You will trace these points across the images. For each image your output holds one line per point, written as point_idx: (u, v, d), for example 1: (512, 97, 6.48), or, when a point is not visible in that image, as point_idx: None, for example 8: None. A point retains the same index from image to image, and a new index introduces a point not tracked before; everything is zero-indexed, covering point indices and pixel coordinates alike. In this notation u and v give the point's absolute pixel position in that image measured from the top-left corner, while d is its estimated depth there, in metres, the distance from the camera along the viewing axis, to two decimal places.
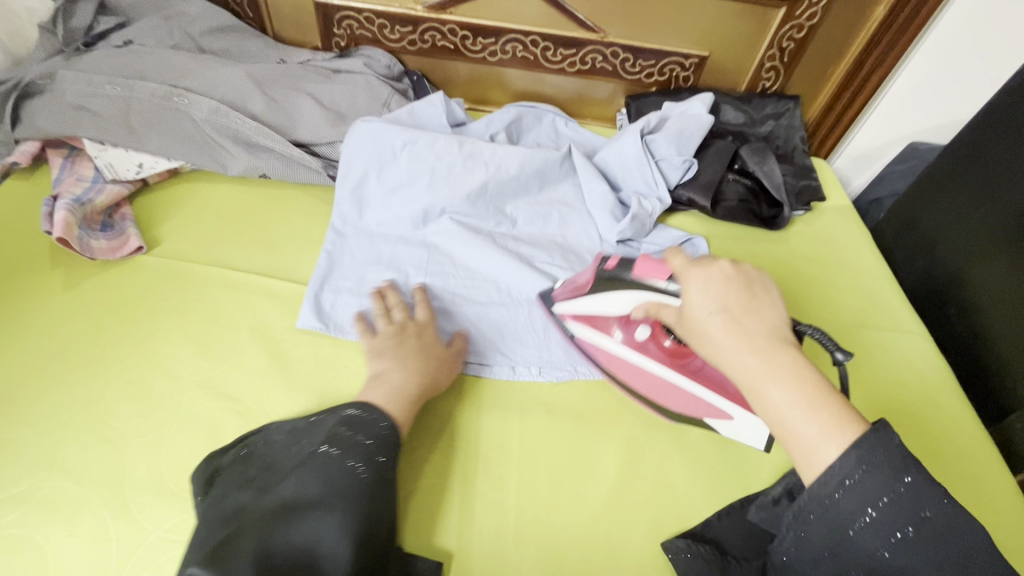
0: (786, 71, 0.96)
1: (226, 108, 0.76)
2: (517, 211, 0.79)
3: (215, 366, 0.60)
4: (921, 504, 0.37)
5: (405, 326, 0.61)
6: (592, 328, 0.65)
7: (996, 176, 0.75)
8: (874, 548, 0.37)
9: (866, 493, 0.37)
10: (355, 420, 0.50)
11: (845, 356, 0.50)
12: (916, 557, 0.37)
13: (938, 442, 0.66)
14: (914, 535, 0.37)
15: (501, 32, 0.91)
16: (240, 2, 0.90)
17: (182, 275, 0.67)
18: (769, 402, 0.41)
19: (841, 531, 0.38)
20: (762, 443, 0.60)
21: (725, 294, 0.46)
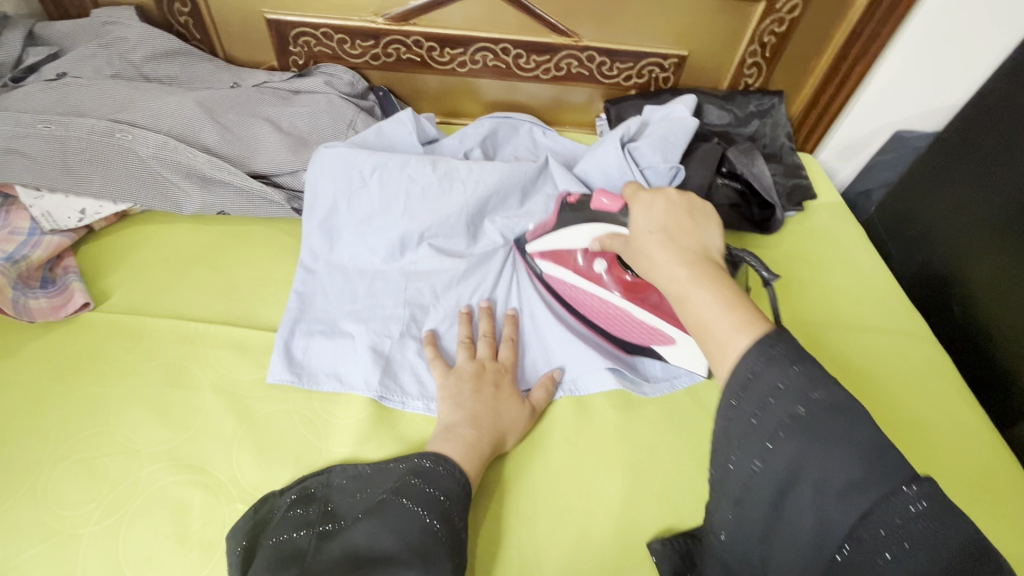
0: (768, 66, 0.92)
1: (175, 142, 0.70)
2: (498, 230, 0.74)
3: (176, 434, 0.54)
4: (806, 390, 0.36)
5: (487, 367, 0.59)
6: (557, 264, 0.66)
7: (993, 169, 0.72)
8: (767, 431, 0.36)
9: (763, 380, 0.37)
10: (431, 471, 0.48)
11: (772, 276, 0.49)
12: (813, 440, 0.35)
13: (955, 456, 0.62)
14: (806, 414, 0.35)
15: (470, 41, 0.86)
16: (185, 23, 0.83)
17: (135, 331, 0.61)
18: (693, 304, 0.42)
19: (740, 425, 0.37)
20: (704, 369, 0.60)
21: (667, 217, 0.48)
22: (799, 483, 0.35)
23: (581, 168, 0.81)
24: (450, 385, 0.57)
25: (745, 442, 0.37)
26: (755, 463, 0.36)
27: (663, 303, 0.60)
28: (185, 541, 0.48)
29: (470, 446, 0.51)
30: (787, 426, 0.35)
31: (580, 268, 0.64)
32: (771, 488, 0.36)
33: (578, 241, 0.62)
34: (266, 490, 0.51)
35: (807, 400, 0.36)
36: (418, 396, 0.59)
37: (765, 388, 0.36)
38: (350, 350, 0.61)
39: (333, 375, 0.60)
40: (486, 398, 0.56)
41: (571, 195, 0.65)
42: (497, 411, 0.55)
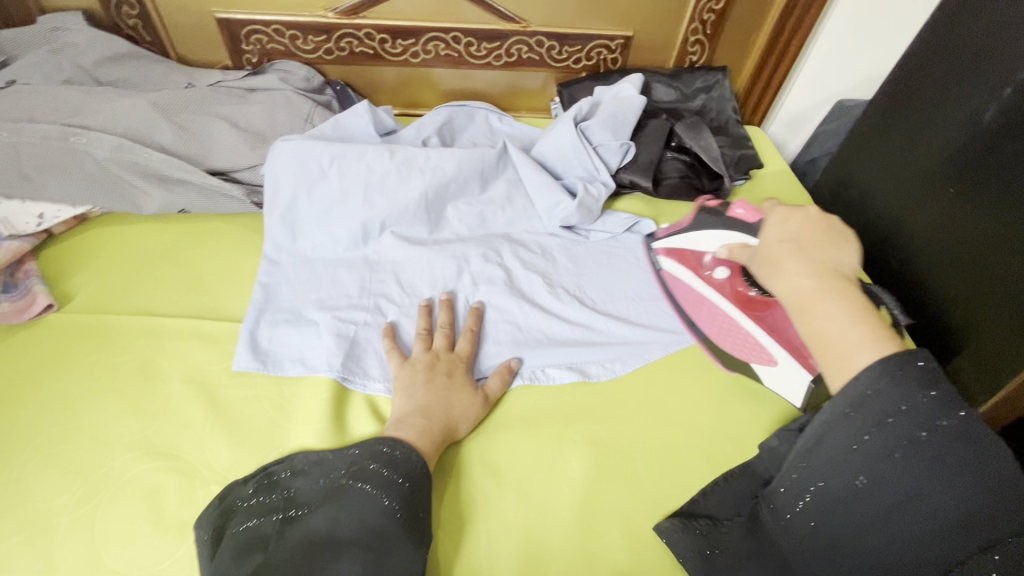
0: (711, 44, 0.96)
1: (130, 143, 0.71)
2: (461, 215, 0.77)
3: (147, 426, 0.55)
4: (931, 418, 0.40)
5: (441, 358, 0.60)
6: (681, 266, 0.72)
7: (918, 127, 0.76)
8: (886, 448, 0.41)
9: (890, 397, 0.41)
10: (390, 458, 0.50)
11: (904, 318, 0.57)
12: (930, 459, 0.39)
13: None
14: (928, 438, 0.40)
15: (420, 31, 0.87)
16: (134, 26, 0.83)
17: (102, 329, 0.62)
18: (819, 313, 0.47)
19: (850, 440, 0.42)
20: (798, 402, 0.61)
21: (802, 232, 0.55)
22: (911, 501, 0.40)
23: (536, 151, 0.82)
24: (403, 376, 0.59)
25: (854, 458, 0.42)
26: (862, 477, 0.41)
27: (781, 326, 0.64)
28: (160, 524, 0.49)
29: (421, 427, 0.54)
30: (905, 446, 0.40)
31: (704, 273, 0.70)
32: (878, 503, 0.41)
33: (704, 245, 0.73)
34: (238, 472, 0.53)
35: (931, 426, 0.40)
36: (380, 378, 0.61)
37: (884, 408, 0.41)
38: (315, 337, 0.63)
39: (299, 361, 0.61)
40: (437, 391, 0.57)
41: (707, 202, 0.76)
42: (448, 402, 0.57)
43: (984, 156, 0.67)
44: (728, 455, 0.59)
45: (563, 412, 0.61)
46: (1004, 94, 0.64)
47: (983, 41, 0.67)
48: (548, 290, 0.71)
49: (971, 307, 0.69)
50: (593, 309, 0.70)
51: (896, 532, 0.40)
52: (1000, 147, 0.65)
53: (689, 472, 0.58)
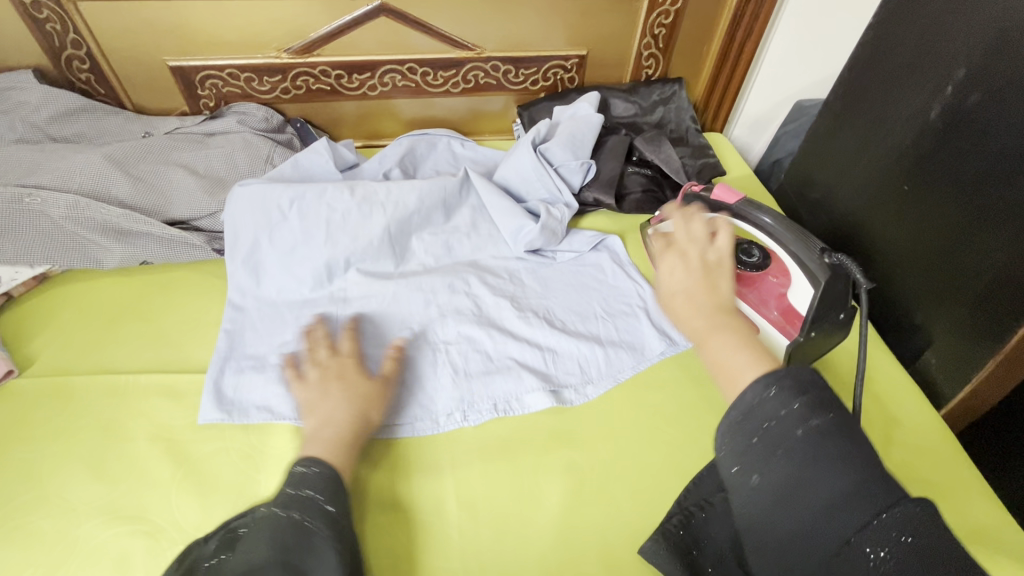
0: (665, 56, 0.98)
1: (86, 200, 0.71)
2: (426, 247, 0.77)
3: (111, 489, 0.54)
4: (805, 418, 0.36)
5: (331, 365, 0.59)
6: None
7: (870, 126, 0.77)
8: (767, 449, 0.37)
9: (769, 406, 0.37)
10: (304, 475, 0.49)
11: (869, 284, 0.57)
12: (810, 458, 0.35)
13: (881, 401, 0.65)
14: (805, 437, 0.36)
15: (376, 64, 0.88)
16: (87, 80, 0.83)
17: (64, 392, 0.61)
18: (711, 348, 0.47)
19: (740, 444, 0.38)
20: None
21: (688, 272, 0.55)
22: (791, 496, 0.35)
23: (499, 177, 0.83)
24: (302, 398, 0.57)
25: (745, 457, 0.37)
26: (754, 479, 0.37)
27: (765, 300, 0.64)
28: None
29: (335, 444, 0.53)
30: (784, 445, 0.36)
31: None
32: (765, 506, 0.36)
33: None
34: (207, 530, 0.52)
35: (809, 423, 0.36)
36: None
37: (770, 412, 0.37)
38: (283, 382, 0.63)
39: (266, 409, 0.60)
40: (328, 396, 0.56)
41: (695, 184, 0.72)
42: (355, 408, 0.55)
43: (933, 153, 0.67)
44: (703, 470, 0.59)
45: (537, 440, 0.61)
46: (946, 92, 0.65)
47: (922, 41, 0.68)
48: (518, 315, 0.70)
49: (933, 304, 0.68)
50: (563, 331, 0.69)
51: (780, 532, 0.36)
52: (947, 143, 0.66)
53: (665, 490, 0.58)
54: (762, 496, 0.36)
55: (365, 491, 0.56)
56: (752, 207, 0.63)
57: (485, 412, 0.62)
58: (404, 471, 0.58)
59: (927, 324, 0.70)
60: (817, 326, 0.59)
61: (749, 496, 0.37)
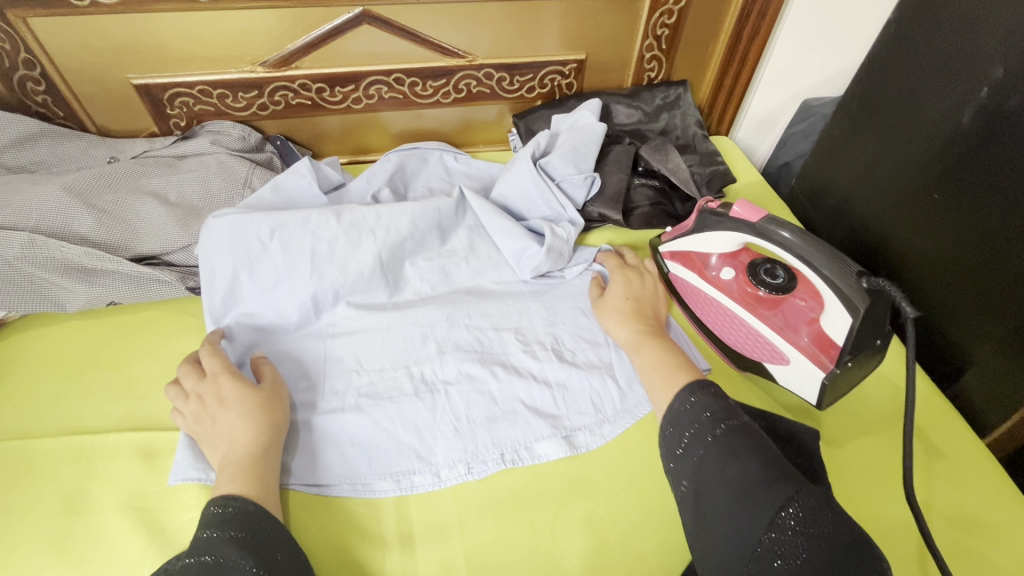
0: (668, 58, 0.92)
1: (43, 238, 0.64)
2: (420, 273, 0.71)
3: (76, 572, 0.48)
4: (717, 422, 0.45)
5: (203, 393, 0.54)
6: (687, 268, 0.68)
7: (893, 128, 0.72)
8: (693, 448, 0.45)
9: (693, 411, 0.47)
10: (222, 518, 0.44)
11: (886, 339, 0.55)
12: (726, 452, 0.43)
13: (925, 433, 0.60)
14: (721, 434, 0.44)
15: (360, 76, 0.81)
16: (44, 102, 0.76)
17: (23, 458, 0.54)
18: (647, 349, 0.58)
19: (671, 451, 0.46)
20: (814, 399, 0.58)
21: (636, 291, 0.67)
22: (713, 487, 0.42)
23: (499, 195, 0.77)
24: (197, 430, 0.53)
25: (677, 461, 0.45)
26: (684, 483, 0.44)
27: (793, 326, 0.59)
28: None
29: (244, 466, 0.49)
30: (708, 443, 0.44)
31: (710, 274, 0.66)
32: (698, 504, 0.43)
33: (710, 245, 0.66)
34: None
35: (726, 423, 0.45)
36: (343, 478, 0.55)
37: (690, 418, 0.46)
38: None
39: None
40: (208, 424, 0.52)
41: (710, 200, 0.67)
42: (253, 418, 0.52)
43: (967, 159, 0.62)
44: None
45: (554, 490, 0.55)
46: (981, 94, 0.60)
47: (951, 38, 0.63)
48: (523, 350, 0.65)
49: (971, 323, 0.64)
50: (572, 364, 0.63)
51: (706, 524, 0.41)
52: (984, 149, 0.61)
53: None
54: (691, 492, 0.43)
55: (365, 559, 0.51)
56: (781, 226, 0.57)
57: (492, 463, 0.56)
58: (406, 536, 0.52)
59: (966, 344, 0.65)
60: (854, 355, 0.54)
61: (684, 499, 0.44)
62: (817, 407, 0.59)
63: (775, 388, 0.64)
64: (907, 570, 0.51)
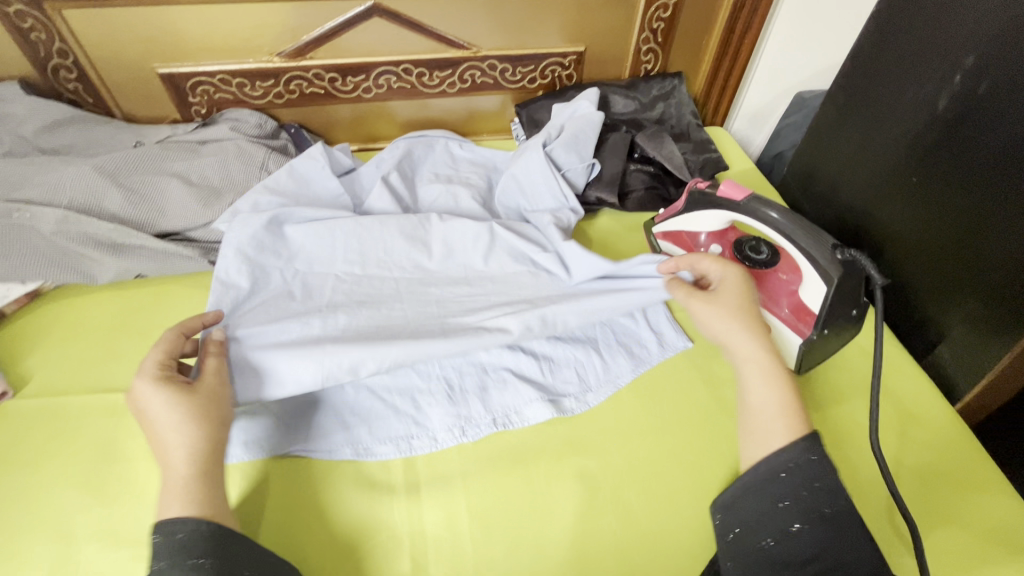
0: (664, 51, 0.96)
1: (76, 214, 0.69)
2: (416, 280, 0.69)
3: (112, 512, 0.53)
4: (829, 499, 0.45)
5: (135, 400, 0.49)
6: (679, 246, 0.73)
7: (876, 116, 0.75)
8: (793, 519, 0.45)
9: (806, 472, 0.46)
10: (172, 546, 0.43)
11: (858, 309, 0.59)
12: (826, 537, 0.44)
13: (903, 400, 0.64)
14: (831, 513, 0.44)
15: (370, 67, 0.86)
16: (74, 90, 0.82)
17: (62, 412, 0.59)
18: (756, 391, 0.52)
19: (765, 506, 0.47)
20: (793, 364, 0.62)
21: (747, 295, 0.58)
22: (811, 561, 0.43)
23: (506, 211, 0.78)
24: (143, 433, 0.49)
25: (768, 515, 0.46)
26: (768, 539, 0.45)
27: (774, 294, 0.63)
28: None
29: (177, 489, 0.46)
30: (811, 519, 0.44)
31: (699, 251, 0.70)
32: (779, 563, 0.44)
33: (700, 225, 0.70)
34: None
35: (835, 504, 0.45)
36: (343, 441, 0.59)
37: (801, 483, 0.46)
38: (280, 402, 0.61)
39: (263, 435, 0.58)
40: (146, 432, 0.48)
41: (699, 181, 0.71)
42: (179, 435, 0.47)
43: (941, 144, 0.66)
44: (716, 474, 0.58)
45: (551, 446, 0.60)
46: (955, 81, 0.64)
47: (925, 31, 0.67)
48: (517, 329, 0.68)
49: (945, 297, 0.67)
50: (557, 337, 0.68)
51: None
52: (958, 133, 0.64)
53: (676, 492, 0.57)
54: (773, 551, 0.45)
55: (373, 505, 0.55)
56: (770, 207, 0.61)
57: (484, 427, 0.60)
58: (412, 486, 0.57)
59: (941, 317, 0.69)
60: (828, 322, 0.58)
61: (764, 554, 0.45)
62: (796, 372, 0.63)
63: None
64: (877, 519, 0.55)
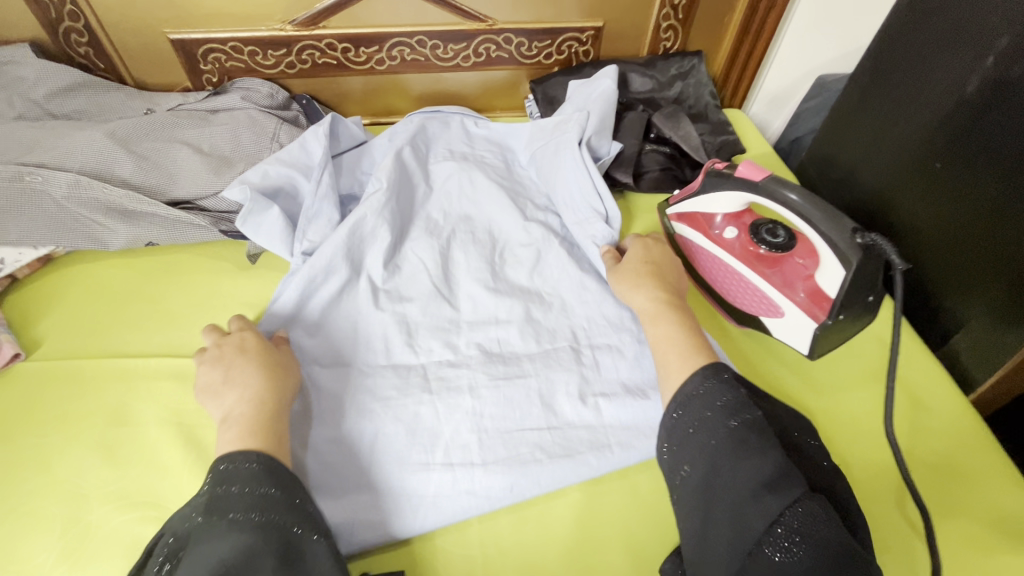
0: (684, 28, 0.94)
1: (88, 179, 0.69)
2: (447, 364, 0.61)
3: (124, 474, 0.53)
4: (731, 413, 0.46)
5: (224, 344, 0.56)
6: (693, 228, 0.71)
7: (900, 100, 0.73)
8: (705, 438, 0.46)
9: (709, 395, 0.48)
10: (249, 474, 0.45)
11: (874, 297, 0.58)
12: (729, 444, 0.45)
13: (916, 391, 0.63)
14: (733, 427, 0.46)
15: (384, 38, 0.84)
16: (85, 54, 0.81)
17: (74, 374, 0.60)
18: (660, 326, 0.56)
19: (680, 430, 0.48)
20: (807, 348, 0.61)
21: (653, 255, 0.65)
22: (720, 471, 0.44)
23: (542, 243, 0.72)
24: (212, 377, 0.54)
25: (681, 446, 0.47)
26: (685, 467, 0.46)
27: (789, 279, 0.62)
28: None
29: (259, 422, 0.50)
30: (719, 436, 0.45)
31: (713, 233, 0.69)
32: (699, 488, 0.45)
33: (715, 206, 0.68)
34: None
35: (739, 416, 0.46)
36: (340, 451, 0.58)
37: (703, 406, 0.48)
38: None
39: None
40: (221, 371, 0.54)
41: (716, 161, 0.69)
42: (262, 374, 0.53)
43: (968, 130, 0.64)
44: None
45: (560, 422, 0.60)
46: (986, 63, 0.62)
47: (960, 11, 0.64)
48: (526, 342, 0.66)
49: (964, 288, 0.66)
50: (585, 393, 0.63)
51: (707, 506, 0.43)
52: (985, 118, 0.63)
53: None
54: (693, 477, 0.45)
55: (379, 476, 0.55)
56: (790, 188, 0.59)
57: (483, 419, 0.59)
58: None
59: (959, 308, 0.68)
60: (845, 309, 0.57)
61: (685, 483, 0.46)
62: (809, 358, 0.62)
63: (772, 342, 0.67)
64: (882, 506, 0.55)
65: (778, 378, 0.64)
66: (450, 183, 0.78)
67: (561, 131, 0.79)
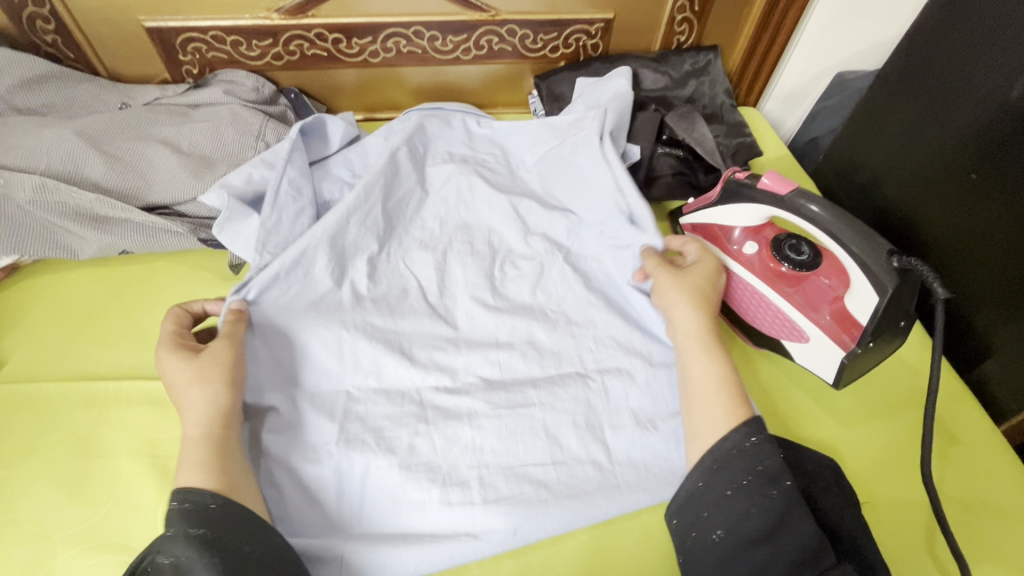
0: (700, 21, 0.88)
1: (53, 182, 0.63)
2: (445, 390, 0.57)
3: (91, 513, 0.49)
4: (772, 480, 0.45)
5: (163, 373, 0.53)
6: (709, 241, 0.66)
7: (934, 103, 0.68)
8: (744, 506, 0.45)
9: (750, 458, 0.46)
10: (185, 513, 0.43)
11: (907, 323, 0.54)
12: (771, 516, 0.44)
13: (947, 422, 0.59)
14: (775, 496, 0.44)
15: (379, 28, 0.78)
16: (54, 42, 0.74)
17: (37, 400, 0.55)
18: (696, 363, 0.54)
19: (713, 495, 0.46)
20: (832, 378, 0.57)
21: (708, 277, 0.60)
22: (756, 544, 0.43)
23: (545, 256, 0.67)
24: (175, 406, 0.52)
25: (712, 513, 0.46)
26: (718, 532, 0.45)
27: (813, 301, 0.58)
28: None
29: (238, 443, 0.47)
30: (758, 504, 0.44)
31: (732, 248, 0.64)
32: (731, 555, 0.44)
33: (734, 219, 0.63)
34: None
35: (780, 484, 0.45)
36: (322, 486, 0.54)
37: (741, 470, 0.46)
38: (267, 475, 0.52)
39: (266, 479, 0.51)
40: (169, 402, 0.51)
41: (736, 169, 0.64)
42: (193, 400, 0.49)
43: (1010, 140, 0.60)
44: None
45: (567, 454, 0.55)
46: None
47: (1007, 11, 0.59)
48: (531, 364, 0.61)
49: (1000, 309, 0.62)
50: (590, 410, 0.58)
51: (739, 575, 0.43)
52: None
53: None
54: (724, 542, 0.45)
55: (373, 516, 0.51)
56: (813, 200, 0.55)
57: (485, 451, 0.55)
58: None
59: (994, 331, 0.63)
60: (877, 335, 0.53)
61: (714, 549, 0.45)
62: (834, 387, 0.58)
63: (793, 368, 0.63)
64: (914, 550, 0.51)
65: (799, 406, 0.60)
66: (447, 188, 0.73)
67: (577, 129, 0.73)
